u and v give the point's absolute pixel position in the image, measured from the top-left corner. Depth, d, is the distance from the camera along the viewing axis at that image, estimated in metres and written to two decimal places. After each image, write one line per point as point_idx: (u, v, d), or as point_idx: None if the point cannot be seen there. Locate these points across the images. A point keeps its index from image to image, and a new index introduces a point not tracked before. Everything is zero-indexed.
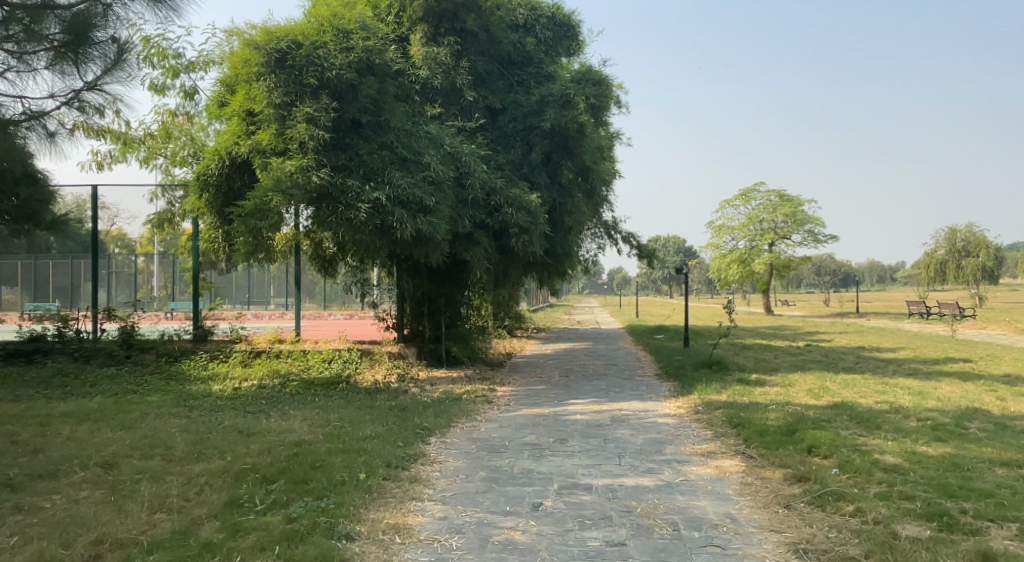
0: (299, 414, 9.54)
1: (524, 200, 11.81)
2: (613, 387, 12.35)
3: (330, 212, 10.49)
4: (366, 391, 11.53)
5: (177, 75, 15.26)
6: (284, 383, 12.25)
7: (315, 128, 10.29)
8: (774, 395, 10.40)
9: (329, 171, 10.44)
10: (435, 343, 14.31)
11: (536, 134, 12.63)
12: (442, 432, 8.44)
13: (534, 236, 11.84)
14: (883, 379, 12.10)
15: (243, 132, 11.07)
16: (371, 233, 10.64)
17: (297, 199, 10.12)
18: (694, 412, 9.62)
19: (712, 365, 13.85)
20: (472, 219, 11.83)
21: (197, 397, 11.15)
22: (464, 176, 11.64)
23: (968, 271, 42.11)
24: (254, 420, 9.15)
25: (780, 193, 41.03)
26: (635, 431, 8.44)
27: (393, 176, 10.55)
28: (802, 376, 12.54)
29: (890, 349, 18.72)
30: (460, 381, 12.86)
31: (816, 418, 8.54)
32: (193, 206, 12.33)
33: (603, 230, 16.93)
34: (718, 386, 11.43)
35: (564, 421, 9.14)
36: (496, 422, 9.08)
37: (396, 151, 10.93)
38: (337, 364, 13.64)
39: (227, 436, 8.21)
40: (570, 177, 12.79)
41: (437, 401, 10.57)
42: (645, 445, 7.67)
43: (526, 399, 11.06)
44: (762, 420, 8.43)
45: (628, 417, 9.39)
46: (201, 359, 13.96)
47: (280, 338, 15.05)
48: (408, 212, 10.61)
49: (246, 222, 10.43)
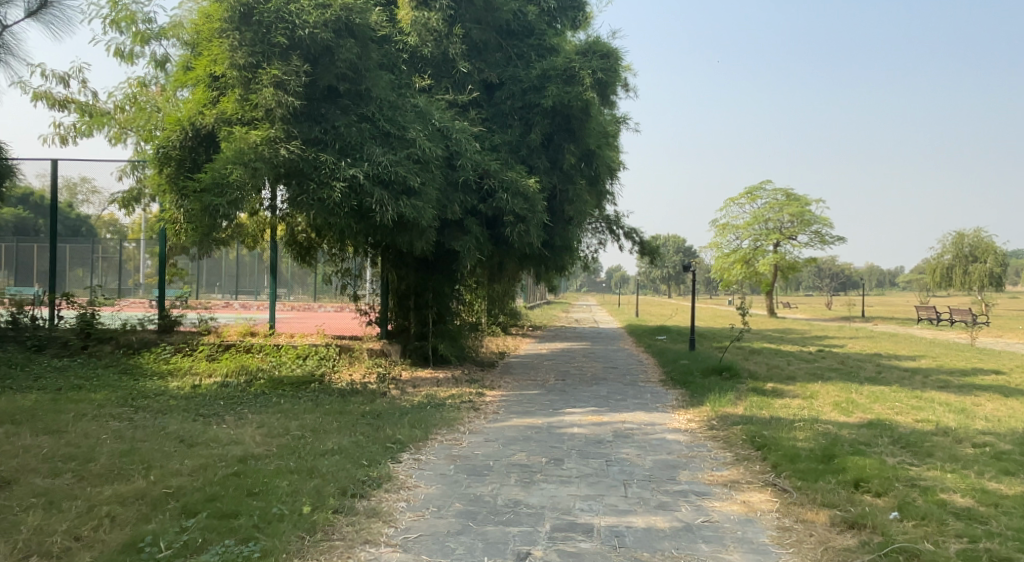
0: (256, 420, 8.31)
1: (521, 185, 10.56)
2: (614, 394, 11.12)
3: (302, 191, 9.28)
4: (340, 393, 10.30)
5: (146, 42, 14.01)
6: (250, 381, 11.04)
7: (283, 93, 9.08)
8: (797, 410, 9.19)
9: (300, 143, 9.24)
10: (421, 341, 13.13)
11: (536, 113, 11.41)
12: (416, 447, 7.22)
13: (531, 226, 10.64)
14: (914, 393, 10.91)
15: (209, 101, 9.93)
16: (347, 216, 9.43)
17: (261, 173, 8.90)
18: (709, 428, 8.42)
19: (723, 372, 12.64)
20: (462, 205, 10.63)
21: (148, 396, 9.91)
22: (455, 156, 10.40)
23: (976, 277, 40.91)
24: (203, 426, 7.94)
25: (787, 191, 39.79)
26: (642, 451, 7.22)
27: (373, 151, 9.33)
28: (824, 387, 11.34)
29: (910, 357, 17.53)
30: (445, 383, 11.65)
31: (854, 440, 7.33)
32: (156, 182, 11.10)
33: (604, 224, 15.72)
34: (734, 397, 10.21)
35: (559, 436, 7.92)
36: (481, 435, 7.88)
37: (377, 124, 9.68)
38: (312, 362, 12.41)
39: (165, 446, 7.01)
40: (572, 162, 11.57)
41: (417, 407, 9.36)
42: (655, 470, 6.46)
43: (518, 406, 9.85)
44: (791, 442, 7.24)
45: (633, 432, 8.19)
46: (164, 352, 12.71)
47: (252, 331, 13.82)
48: (390, 193, 9.39)
49: (202, 199, 9.21)
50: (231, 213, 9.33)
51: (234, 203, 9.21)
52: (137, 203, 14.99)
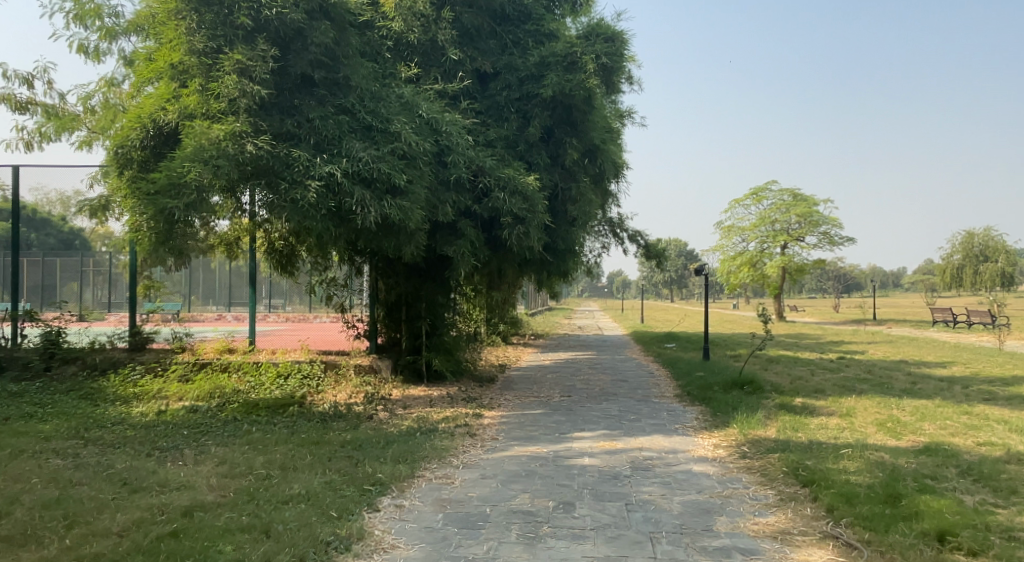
0: (218, 456, 7.18)
1: (519, 182, 9.51)
2: (627, 413, 10.06)
3: (273, 191, 8.13)
4: (321, 417, 9.20)
5: (114, 37, 12.73)
6: (223, 405, 9.92)
7: (247, 81, 7.97)
8: (839, 434, 8.20)
9: (270, 138, 8.11)
10: (414, 355, 12.10)
11: (535, 104, 10.34)
12: (401, 488, 6.13)
13: (532, 228, 9.59)
14: (961, 409, 9.91)
15: (172, 94, 8.69)
16: (325, 219, 8.26)
17: (224, 172, 7.77)
18: (740, 456, 7.41)
19: (745, 385, 11.61)
20: (455, 206, 9.55)
21: (104, 424, 8.76)
22: (445, 152, 9.34)
23: (986, 277, 39.82)
24: (155, 464, 6.82)
25: (794, 192, 38.67)
26: (667, 490, 6.14)
27: (353, 146, 8.24)
28: (859, 402, 10.35)
29: (939, 365, 16.52)
30: (440, 403, 10.55)
31: (916, 472, 6.40)
32: (116, 186, 9.98)
33: (607, 228, 14.67)
34: (762, 417, 9.15)
35: (568, 469, 6.84)
36: (477, 470, 6.79)
37: (357, 116, 8.57)
38: (294, 382, 11.32)
39: (101, 494, 5.87)
40: (575, 158, 10.52)
41: (406, 434, 8.25)
42: (687, 517, 5.47)
43: (519, 430, 8.77)
44: (844, 477, 6.25)
45: (654, 463, 7.13)
46: (133, 373, 11.48)
47: (230, 348, 12.57)
48: (372, 192, 8.32)
49: (156, 202, 8.04)
50: (191, 218, 8.19)
51: (194, 205, 8.11)
52: (106, 212, 13.07)
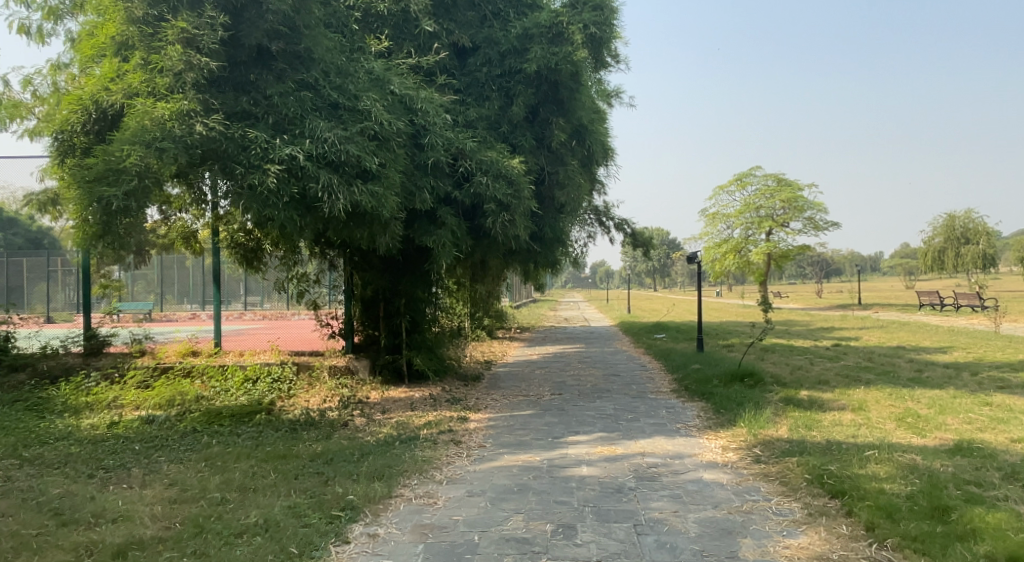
0: (169, 475, 6.34)
1: (503, 165, 8.74)
2: (623, 411, 9.32)
3: (227, 177, 7.26)
4: (290, 427, 8.36)
5: (59, 16, 11.73)
6: (183, 414, 9.05)
7: (192, 52, 7.08)
8: (857, 432, 7.53)
9: (222, 117, 7.23)
10: (393, 354, 11.32)
11: (518, 80, 9.54)
12: (375, 511, 5.35)
13: (517, 215, 8.83)
14: (979, 401, 9.31)
15: (116, 73, 7.65)
16: (288, 207, 7.38)
17: (169, 156, 6.89)
18: (754, 460, 6.71)
19: (747, 378, 10.94)
20: (434, 192, 8.75)
21: (46, 439, 7.87)
22: (421, 133, 8.54)
23: (969, 259, 39.01)
24: (92, 488, 5.97)
25: (778, 177, 38.14)
26: (679, 506, 5.42)
27: (316, 125, 7.37)
28: (871, 396, 9.70)
29: (939, 352, 15.96)
30: (422, 405, 9.74)
31: (957, 478, 5.76)
32: (57, 177, 8.99)
33: (592, 216, 13.93)
34: (771, 413, 8.45)
35: (565, 481, 6.09)
36: (463, 486, 6.01)
37: (322, 93, 7.68)
38: (263, 386, 10.47)
39: (23, 528, 5.04)
40: (562, 139, 9.76)
41: (384, 443, 7.43)
42: (707, 541, 4.78)
43: (508, 434, 8.00)
44: (878, 486, 5.58)
45: (660, 471, 6.40)
46: (86, 381, 10.49)
47: (194, 349, 11.55)
48: (340, 176, 7.48)
49: (91, 190, 7.12)
50: (134, 209, 7.28)
51: (137, 193, 7.16)
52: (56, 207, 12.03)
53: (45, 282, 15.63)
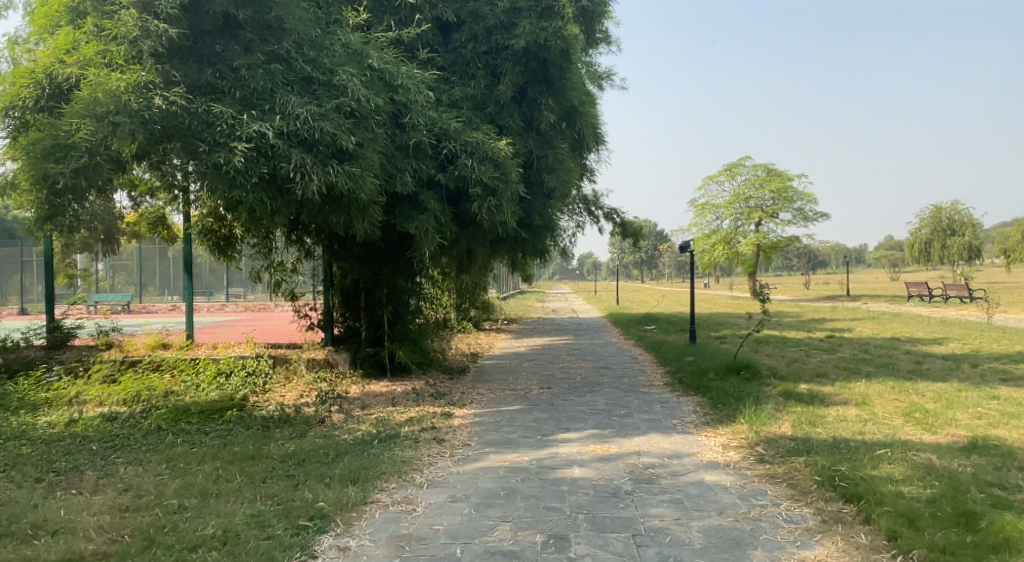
0: (124, 479, 5.81)
1: (488, 147, 8.23)
2: (615, 406, 8.86)
3: (191, 156, 6.71)
4: (263, 425, 7.83)
5: None
6: (148, 410, 8.49)
7: (149, 17, 6.54)
8: (865, 429, 7.10)
9: (185, 90, 6.69)
10: (375, 347, 10.83)
11: (505, 58, 9.04)
12: (347, 518, 4.89)
13: (504, 200, 8.33)
14: (985, 394, 8.92)
15: (69, 43, 7.06)
16: (258, 188, 6.84)
17: (124, 131, 6.34)
18: (757, 460, 6.26)
19: (743, 371, 10.51)
20: (416, 175, 8.22)
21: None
22: (402, 112, 8.02)
23: (954, 251, 39.20)
24: (35, 494, 5.43)
25: (767, 167, 37.81)
26: (681, 512, 4.96)
27: (288, 100, 6.84)
28: (873, 390, 9.29)
29: (935, 343, 15.61)
30: (405, 401, 9.23)
31: (980, 480, 5.35)
32: (8, 157, 8.35)
33: (582, 206, 13.46)
34: (771, 409, 8.00)
35: (557, 484, 5.62)
36: (445, 490, 5.52)
37: (294, 66, 7.13)
38: (236, 381, 9.92)
39: None
40: (552, 121, 9.25)
41: (361, 443, 6.91)
42: (714, 554, 4.34)
43: (495, 432, 7.51)
44: (896, 488, 5.15)
45: (659, 473, 5.94)
46: (48, 375, 9.89)
47: (164, 342, 10.95)
48: (314, 156, 6.94)
49: (37, 168, 6.54)
50: (85, 188, 6.70)
51: (87, 170, 6.59)
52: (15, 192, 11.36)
53: (18, 274, 15.12)
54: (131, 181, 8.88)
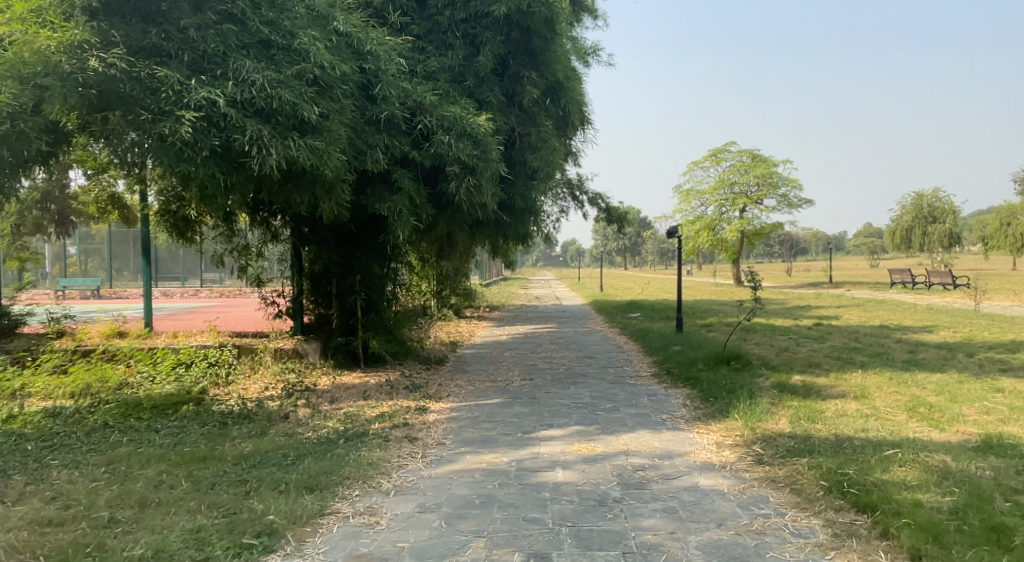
0: (54, 485, 5.20)
1: (466, 122, 7.61)
2: (601, 399, 8.33)
3: (133, 126, 6.04)
4: (220, 422, 7.20)
5: None
6: (96, 405, 7.85)
7: None
8: (868, 426, 6.62)
9: (125, 52, 6.04)
10: (347, 336, 10.22)
11: (485, 26, 8.41)
12: (299, 534, 4.37)
13: (484, 179, 7.74)
14: (987, 386, 8.47)
15: None
16: (209, 162, 6.20)
17: (53, 96, 5.70)
18: (755, 461, 5.75)
19: (734, 361, 10.01)
20: (388, 151, 7.59)
21: None
22: (372, 83, 7.38)
23: (936, 238, 38.99)
24: None
25: (752, 153, 37.37)
26: (677, 524, 4.46)
27: (244, 65, 6.18)
28: (870, 382, 8.80)
29: (925, 331, 15.20)
30: (377, 394, 8.64)
31: (1001, 486, 4.86)
32: None
33: (566, 190, 12.88)
34: (768, 403, 7.49)
35: (539, 490, 5.09)
36: (414, 498, 4.97)
37: (250, 28, 6.47)
38: (197, 372, 9.29)
39: None
40: (535, 97, 8.63)
41: (324, 443, 6.31)
42: None
43: (473, 429, 6.95)
44: (913, 496, 4.66)
45: (650, 476, 5.42)
46: None
47: (120, 330, 10.18)
48: (272, 127, 6.29)
49: None
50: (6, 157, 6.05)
51: (10, 138, 6.01)
52: None
53: None
54: (78, 156, 8.19)
